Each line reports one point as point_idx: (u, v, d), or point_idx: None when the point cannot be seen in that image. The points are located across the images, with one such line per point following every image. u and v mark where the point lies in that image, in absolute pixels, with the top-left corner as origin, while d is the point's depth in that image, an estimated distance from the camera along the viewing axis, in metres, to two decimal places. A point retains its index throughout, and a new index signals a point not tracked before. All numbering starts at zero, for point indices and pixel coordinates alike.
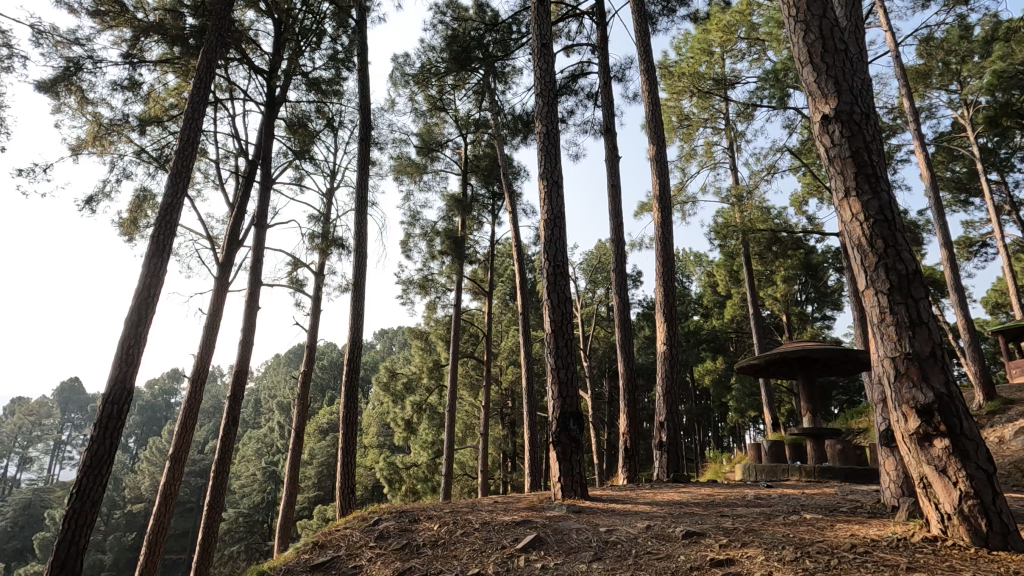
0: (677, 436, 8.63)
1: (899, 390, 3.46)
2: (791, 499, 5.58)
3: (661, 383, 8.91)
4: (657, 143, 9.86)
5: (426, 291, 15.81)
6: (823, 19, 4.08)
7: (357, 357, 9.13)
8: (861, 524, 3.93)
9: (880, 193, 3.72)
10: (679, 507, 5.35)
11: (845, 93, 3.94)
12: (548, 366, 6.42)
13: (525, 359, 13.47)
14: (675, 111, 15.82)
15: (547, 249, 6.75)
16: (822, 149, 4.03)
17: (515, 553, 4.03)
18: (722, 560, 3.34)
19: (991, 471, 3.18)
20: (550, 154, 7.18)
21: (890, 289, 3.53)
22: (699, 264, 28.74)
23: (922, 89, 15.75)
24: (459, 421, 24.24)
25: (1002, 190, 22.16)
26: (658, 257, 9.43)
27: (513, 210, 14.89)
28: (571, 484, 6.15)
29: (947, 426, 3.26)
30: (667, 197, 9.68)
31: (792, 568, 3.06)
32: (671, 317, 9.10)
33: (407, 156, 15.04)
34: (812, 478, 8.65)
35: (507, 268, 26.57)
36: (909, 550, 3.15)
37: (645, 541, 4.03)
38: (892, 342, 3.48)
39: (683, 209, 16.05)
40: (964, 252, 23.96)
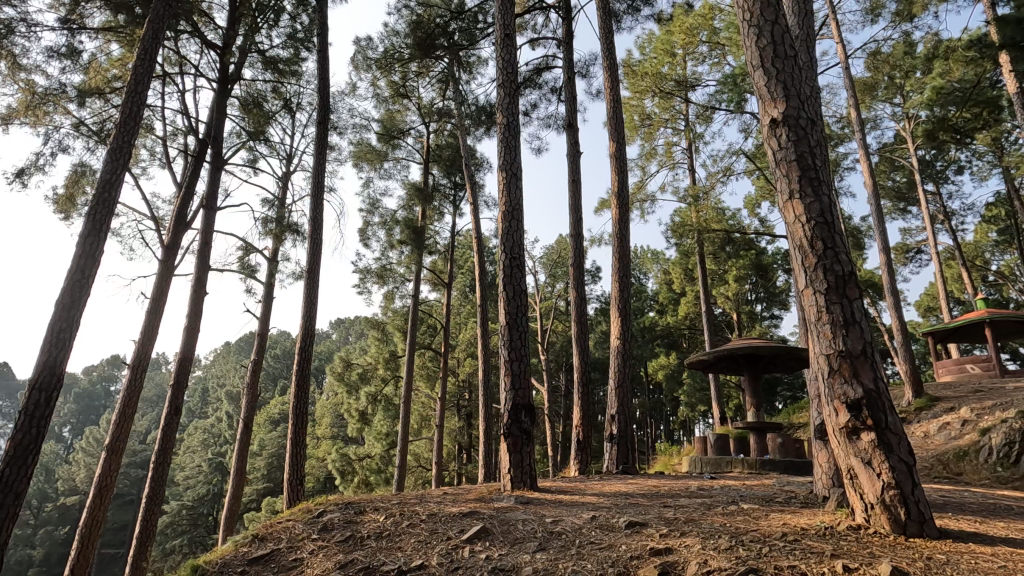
0: (627, 428, 8.79)
1: (832, 386, 3.61)
2: (731, 490, 5.77)
3: (613, 377, 9.05)
4: (617, 141, 9.97)
5: (384, 281, 15.57)
6: (775, 25, 4.20)
7: (310, 346, 8.87)
8: (794, 514, 4.09)
9: (822, 197, 3.86)
10: (625, 498, 5.46)
11: (792, 98, 4.06)
12: (501, 358, 6.43)
13: (482, 352, 13.45)
14: (637, 111, 16.05)
15: (505, 240, 6.73)
16: (770, 153, 4.14)
17: (459, 544, 4.02)
18: (661, 549, 3.42)
19: (911, 464, 3.37)
20: (511, 146, 7.14)
21: (827, 289, 3.69)
22: (657, 262, 29.02)
23: (869, 100, 16.52)
24: (415, 413, 24.12)
25: (937, 200, 23.58)
26: (615, 253, 9.55)
27: (474, 201, 14.80)
28: (520, 475, 6.18)
29: (873, 420, 3.43)
30: (625, 195, 9.80)
31: (727, 556, 3.16)
32: (625, 313, 9.24)
33: (368, 142, 14.72)
34: (754, 471, 8.97)
35: (468, 260, 26.49)
36: (835, 538, 3.30)
37: (588, 532, 4.08)
38: (827, 340, 3.64)
39: (641, 207, 16.34)
40: (901, 258, 25.37)
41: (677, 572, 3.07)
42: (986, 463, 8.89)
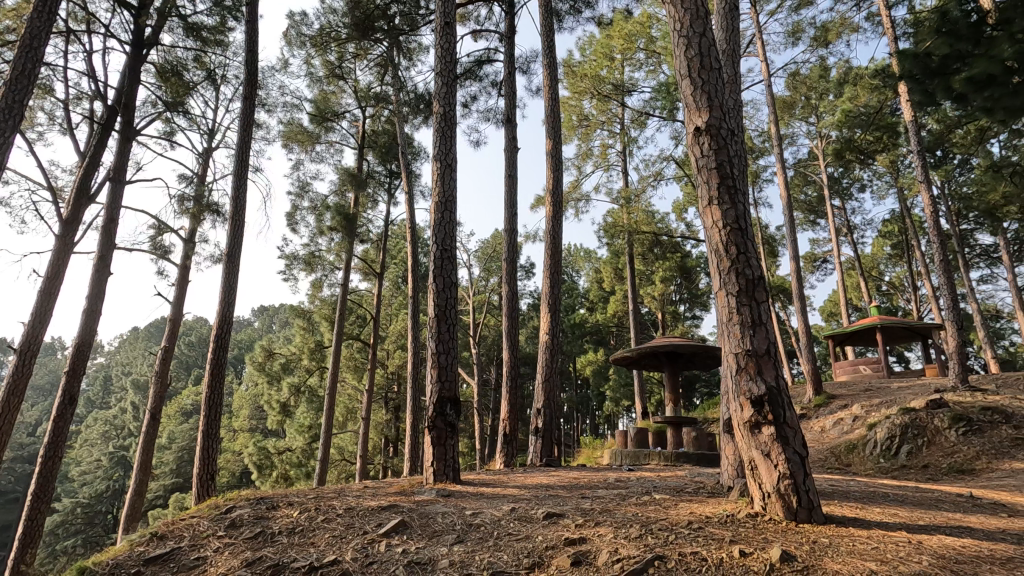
0: (552, 422, 8.97)
1: (739, 383, 3.83)
2: (645, 481, 6.01)
3: (540, 372, 9.18)
4: (554, 139, 10.10)
5: (312, 268, 14.99)
6: (703, 37, 4.40)
7: (227, 334, 8.37)
8: (700, 503, 4.33)
9: (738, 205, 4.08)
10: (545, 490, 5.56)
11: (715, 109, 4.26)
12: (429, 350, 6.36)
13: (412, 344, 13.26)
14: (575, 111, 16.33)
15: (436, 232, 6.64)
16: (693, 159, 4.33)
17: (376, 538, 3.95)
18: (575, 539, 3.51)
19: (804, 455, 3.64)
20: (446, 136, 7.05)
21: (738, 291, 3.91)
22: (588, 260, 29.66)
23: (788, 118, 17.68)
24: (340, 405, 23.46)
25: (842, 215, 25.67)
26: (547, 250, 9.67)
27: (410, 191, 14.49)
28: (443, 467, 6.15)
29: (773, 415, 3.67)
30: (560, 193, 9.94)
31: (636, 544, 3.29)
32: (555, 309, 9.39)
33: (299, 122, 14.07)
34: (669, 463, 9.40)
35: (401, 250, 26.08)
36: (734, 525, 3.51)
37: (508, 523, 4.13)
38: (737, 339, 3.86)
39: (576, 206, 16.70)
40: (809, 266, 27.43)
41: (589, 561, 3.16)
42: (871, 455, 9.79)
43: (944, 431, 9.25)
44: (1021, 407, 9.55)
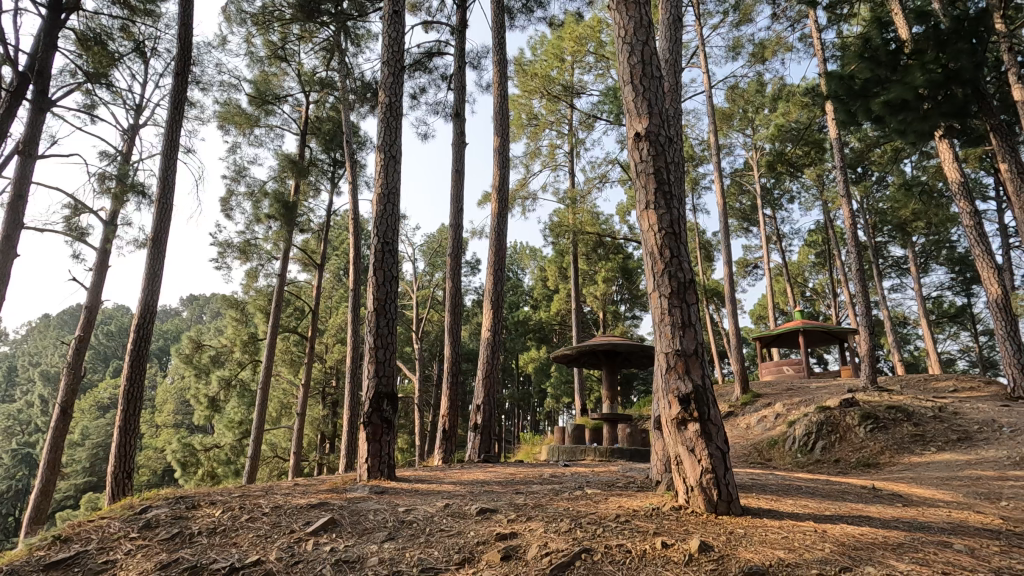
0: (491, 418, 9.00)
1: (668, 381, 3.98)
2: (579, 476, 6.15)
3: (481, 368, 9.18)
4: (502, 136, 10.10)
5: (247, 257, 14.33)
6: (645, 46, 4.53)
7: (149, 324, 7.84)
8: (628, 497, 4.48)
9: (672, 210, 4.23)
10: (480, 485, 5.59)
11: (654, 116, 4.40)
12: (366, 345, 6.23)
13: (352, 338, 12.94)
14: (525, 109, 16.39)
15: (378, 224, 6.49)
16: (632, 164, 4.44)
17: (303, 536, 3.84)
18: (506, 534, 3.54)
19: (725, 451, 3.83)
20: (391, 127, 6.91)
21: (671, 292, 4.06)
22: (533, 258, 29.89)
23: (727, 129, 18.48)
24: (274, 400, 22.59)
25: (773, 223, 27.12)
26: (492, 247, 9.68)
27: (354, 181, 14.10)
28: (378, 463, 6.05)
29: (698, 412, 3.84)
30: (506, 190, 9.96)
31: (564, 538, 3.36)
32: (497, 306, 9.42)
33: (236, 103, 13.40)
34: (604, 458, 9.65)
35: (343, 241, 25.39)
36: (659, 518, 3.65)
37: (440, 519, 4.12)
38: (667, 339, 4.01)
39: (523, 204, 16.84)
40: (741, 271, 28.83)
41: (518, 556, 3.20)
42: (790, 450, 10.43)
43: (854, 428, 9.96)
44: (921, 406, 10.45)
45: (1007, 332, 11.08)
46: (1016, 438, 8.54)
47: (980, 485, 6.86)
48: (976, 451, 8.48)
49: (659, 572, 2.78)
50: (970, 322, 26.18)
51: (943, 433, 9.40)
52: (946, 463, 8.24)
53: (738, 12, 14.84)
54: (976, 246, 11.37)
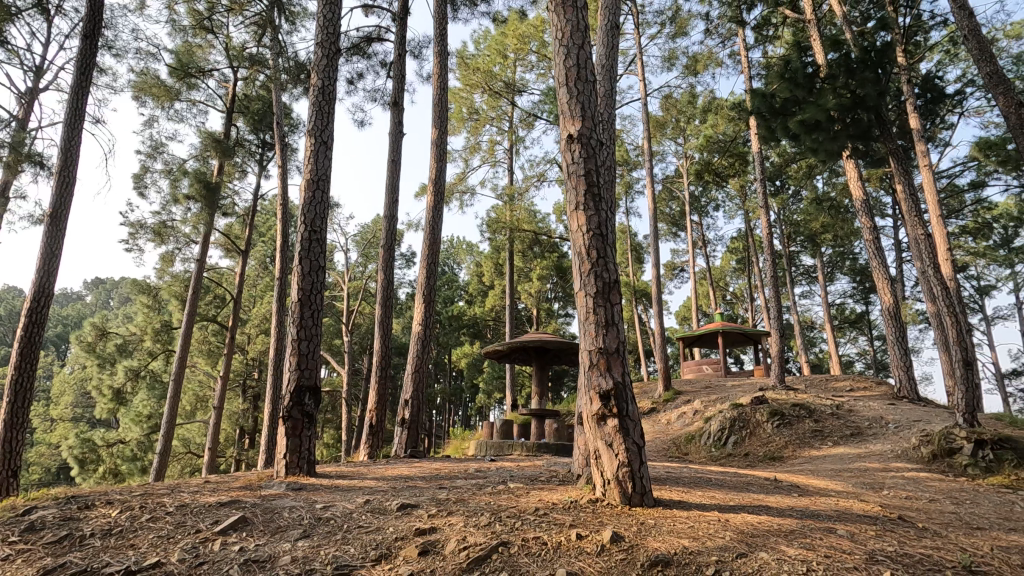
0: (419, 413, 8.90)
1: (591, 378, 4.10)
2: (504, 471, 6.22)
3: (410, 362, 9.07)
4: (440, 128, 9.98)
5: (161, 239, 13.37)
6: (580, 50, 4.63)
7: (43, 309, 7.13)
8: (549, 490, 4.58)
9: (601, 212, 4.35)
10: (403, 481, 5.53)
11: (587, 120, 4.50)
12: (288, 336, 5.98)
13: (276, 329, 12.38)
14: (466, 103, 16.26)
15: (306, 212, 6.25)
16: (564, 165, 4.53)
17: (210, 536, 3.65)
18: (425, 529, 3.53)
19: (641, 445, 3.99)
20: (323, 112, 6.66)
21: (596, 293, 4.18)
22: (469, 253, 29.81)
23: (660, 136, 19.22)
24: (189, 393, 21.25)
25: (699, 229, 28.47)
26: (426, 241, 9.56)
27: (284, 164, 13.48)
28: (297, 459, 5.84)
29: (617, 409, 3.98)
30: (442, 184, 9.85)
31: (484, 532, 3.39)
32: (430, 299, 9.31)
33: (154, 74, 12.43)
34: (531, 453, 9.80)
35: (271, 228, 24.22)
36: (576, 510, 3.76)
37: (359, 516, 4.04)
38: (591, 338, 4.13)
39: (460, 198, 16.76)
40: (669, 274, 30.11)
41: (435, 551, 3.19)
42: (705, 444, 11.03)
43: (763, 424, 10.68)
44: (821, 404, 11.35)
45: (897, 338, 12.24)
46: (900, 433, 9.47)
47: (867, 476, 7.56)
48: (866, 445, 9.33)
49: (572, 562, 2.86)
50: (867, 327, 28.69)
51: (839, 429, 10.26)
52: (840, 456, 9.00)
53: (674, 25, 15.44)
54: (874, 258, 12.46)
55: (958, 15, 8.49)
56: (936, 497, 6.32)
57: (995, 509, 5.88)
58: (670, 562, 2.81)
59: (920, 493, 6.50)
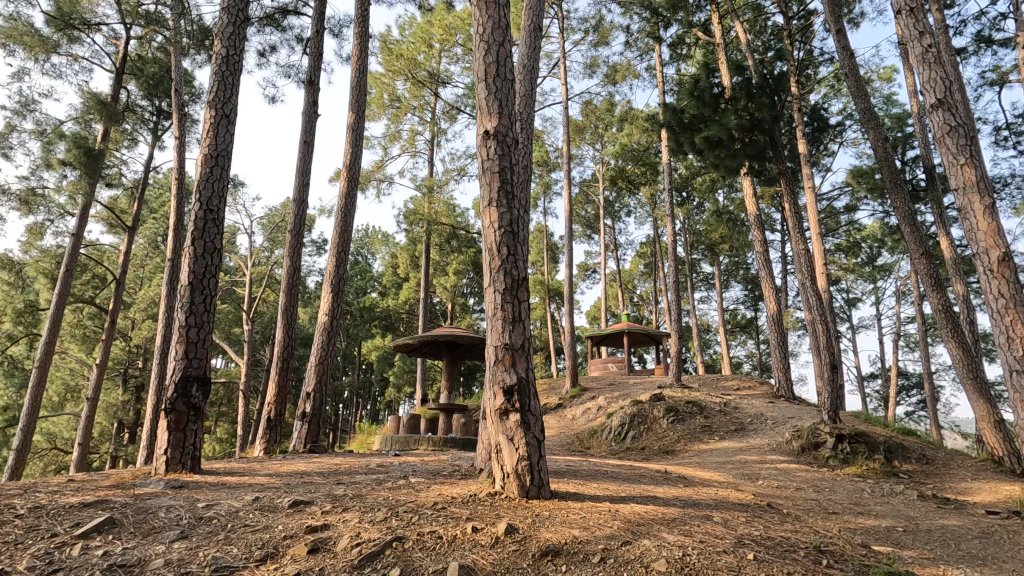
0: (321, 407, 8.55)
1: (495, 372, 4.15)
2: (407, 466, 6.12)
3: (314, 354, 8.66)
4: (357, 112, 9.61)
5: (28, 209, 11.83)
6: (501, 47, 4.65)
7: None
8: (449, 484, 4.59)
9: (513, 210, 4.40)
10: (298, 478, 5.28)
11: (503, 117, 4.53)
12: (175, 322, 5.51)
13: (164, 314, 11.37)
14: (387, 90, 15.78)
15: (201, 188, 5.79)
16: (479, 160, 4.54)
17: (69, 541, 3.28)
18: (317, 527, 3.40)
19: (540, 439, 4.09)
20: (226, 83, 6.20)
21: (504, 289, 4.24)
22: (385, 244, 29.03)
23: (579, 140, 19.76)
24: (57, 382, 18.99)
25: (610, 233, 29.65)
26: (336, 228, 9.17)
27: (182, 136, 12.38)
28: (179, 455, 5.41)
29: (520, 403, 4.05)
30: (357, 171, 9.49)
31: (378, 528, 3.32)
32: (338, 289, 8.94)
33: (27, 21, 10.94)
34: (437, 448, 9.75)
35: (164, 204, 22.17)
36: (475, 504, 3.79)
37: (245, 514, 3.82)
38: (497, 333, 4.18)
39: (377, 187, 16.30)
40: (581, 275, 31.08)
41: (326, 547, 3.09)
42: (606, 439, 11.52)
43: (659, 420, 11.33)
44: (711, 402, 12.23)
45: (778, 342, 13.45)
46: (776, 428, 10.42)
47: (747, 467, 8.27)
48: (747, 440, 10.18)
49: (465, 555, 2.88)
50: (755, 332, 31.30)
51: (725, 424, 11.13)
52: (724, 450, 9.75)
53: (597, 34, 15.92)
54: (763, 269, 13.59)
55: (842, 54, 9.44)
56: (802, 486, 7.04)
57: (848, 495, 6.65)
58: (560, 551, 2.91)
59: (789, 483, 7.22)
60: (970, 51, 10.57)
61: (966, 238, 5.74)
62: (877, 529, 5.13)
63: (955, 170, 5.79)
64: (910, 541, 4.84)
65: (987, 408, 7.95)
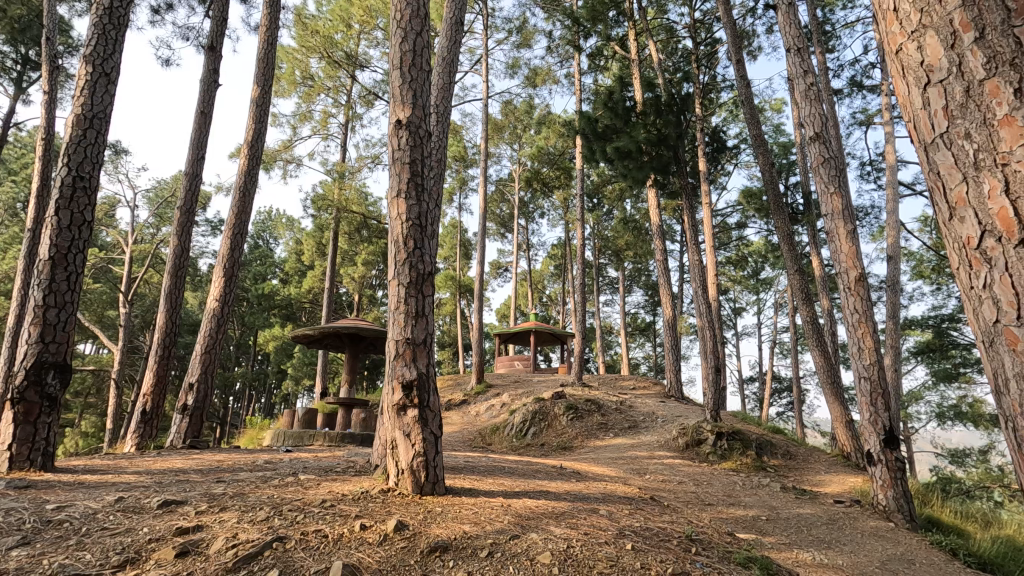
0: (206, 399, 7.94)
1: (395, 367, 4.08)
2: (298, 463, 5.85)
3: (200, 341, 7.99)
4: (262, 86, 8.99)
5: None
6: (418, 36, 4.57)
7: None
8: (341, 481, 4.44)
9: (422, 203, 4.34)
10: (172, 476, 4.86)
11: (417, 108, 4.45)
12: (29, 301, 4.86)
13: (19, 291, 9.99)
14: (300, 67, 14.92)
15: (70, 152, 5.14)
16: (389, 150, 4.43)
17: None
18: (188, 528, 3.15)
19: (438, 435, 4.07)
20: (108, 38, 5.54)
21: (409, 282, 4.17)
22: (289, 228, 27.44)
23: (497, 139, 19.86)
24: None
25: (524, 233, 30.08)
26: (233, 209, 8.53)
27: (53, 91, 10.93)
28: (27, 451, 4.72)
29: (418, 399, 4.01)
30: (259, 149, 8.89)
31: (258, 528, 3.13)
32: (232, 274, 8.32)
33: None
34: (333, 444, 9.40)
35: (27, 166, 19.46)
36: (365, 501, 3.69)
37: (105, 516, 3.45)
38: (399, 328, 4.11)
39: (283, 168, 15.39)
40: (493, 272, 31.30)
41: (197, 551, 2.87)
42: (508, 435, 11.73)
43: (559, 417, 11.70)
44: (608, 401, 12.82)
45: (672, 346, 14.35)
46: (665, 427, 11.11)
47: (637, 463, 8.76)
48: (638, 436, 10.80)
49: (351, 554, 2.80)
50: (652, 335, 33.18)
51: (619, 422, 11.69)
52: (617, 446, 10.26)
53: (520, 35, 16.08)
54: (662, 276, 14.44)
55: (740, 83, 10.25)
56: (683, 480, 7.57)
57: (722, 488, 7.26)
58: (448, 547, 2.91)
59: (673, 477, 7.74)
60: (845, 92, 11.88)
61: (831, 258, 6.45)
62: (745, 519, 5.63)
63: (826, 198, 6.50)
64: (771, 529, 5.38)
65: (841, 410, 9.02)
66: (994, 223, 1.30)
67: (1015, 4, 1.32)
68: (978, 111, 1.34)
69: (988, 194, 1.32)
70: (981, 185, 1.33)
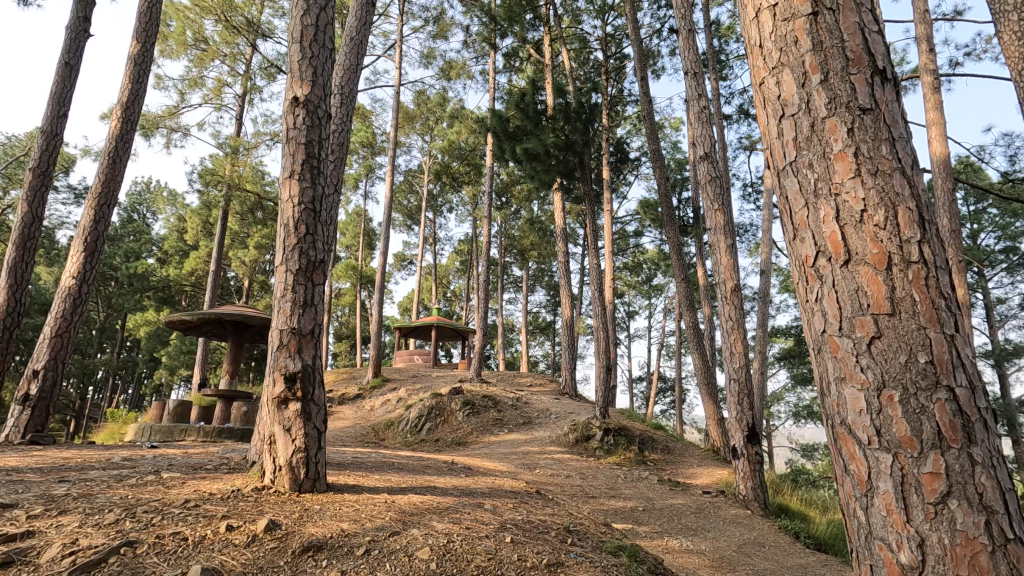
0: (54, 389, 6.98)
1: (277, 359, 3.85)
2: (163, 460, 5.33)
3: (50, 324, 7.02)
4: (143, 43, 8.09)
5: None
6: (322, 11, 4.34)
7: None
8: (209, 480, 4.11)
9: (317, 187, 4.13)
10: (1, 476, 4.22)
11: (317, 86, 4.22)
12: None
13: None
14: (192, 28, 13.61)
15: None
16: (285, 127, 4.17)
17: None
18: (15, 535, 2.75)
19: (321, 431, 3.90)
20: None
21: (298, 269, 3.96)
22: (170, 203, 24.95)
23: (408, 129, 19.39)
24: None
25: (431, 226, 29.70)
26: (99, 175, 7.57)
27: None
28: None
29: (302, 392, 3.81)
30: (135, 112, 7.97)
31: (104, 532, 2.82)
32: (95, 249, 7.38)
33: None
34: (208, 439, 8.68)
35: None
36: (235, 500, 3.45)
37: None
38: (285, 317, 3.88)
39: (167, 136, 13.98)
40: (397, 265, 30.58)
41: (25, 560, 2.52)
42: (402, 430, 11.55)
43: (455, 413, 11.68)
44: (505, 397, 12.99)
45: (568, 345, 14.88)
46: (557, 423, 11.48)
47: (528, 458, 8.98)
48: (531, 432, 11.06)
49: (212, 557, 2.60)
50: (552, 335, 34.13)
51: (514, 418, 11.91)
52: (511, 441, 10.46)
53: (436, 26, 15.81)
54: (563, 278, 14.87)
55: (643, 99, 10.81)
56: (570, 474, 7.88)
57: (606, 481, 7.64)
58: (323, 546, 2.80)
59: (561, 471, 8.03)
60: (734, 118, 12.97)
61: (712, 269, 7.02)
62: (623, 510, 5.97)
63: (711, 213, 7.05)
64: (646, 518, 5.75)
65: (714, 409, 9.86)
66: (827, 245, 1.48)
67: (852, 56, 1.53)
68: (820, 145, 1.52)
69: (823, 219, 1.50)
70: (818, 212, 1.51)
